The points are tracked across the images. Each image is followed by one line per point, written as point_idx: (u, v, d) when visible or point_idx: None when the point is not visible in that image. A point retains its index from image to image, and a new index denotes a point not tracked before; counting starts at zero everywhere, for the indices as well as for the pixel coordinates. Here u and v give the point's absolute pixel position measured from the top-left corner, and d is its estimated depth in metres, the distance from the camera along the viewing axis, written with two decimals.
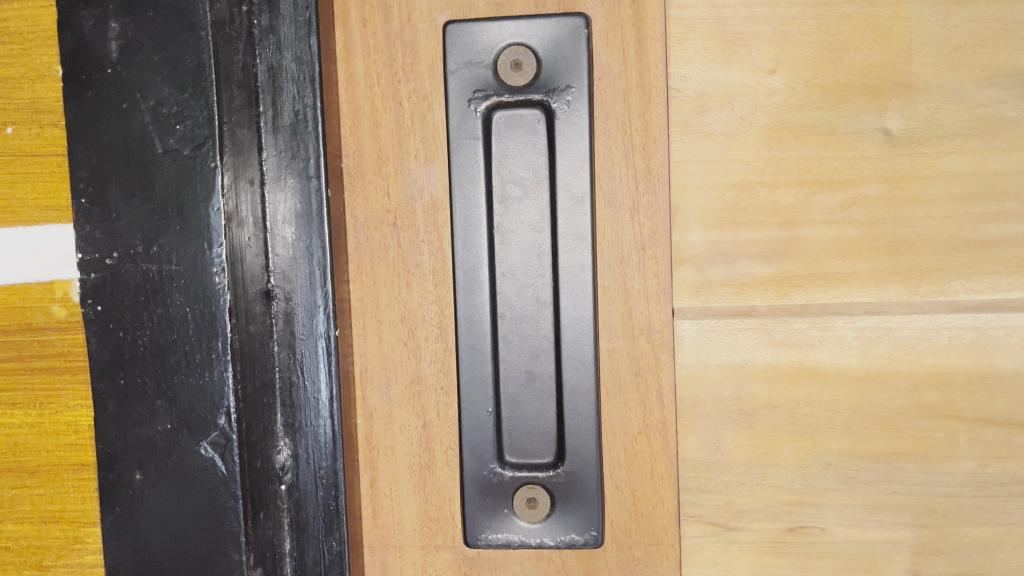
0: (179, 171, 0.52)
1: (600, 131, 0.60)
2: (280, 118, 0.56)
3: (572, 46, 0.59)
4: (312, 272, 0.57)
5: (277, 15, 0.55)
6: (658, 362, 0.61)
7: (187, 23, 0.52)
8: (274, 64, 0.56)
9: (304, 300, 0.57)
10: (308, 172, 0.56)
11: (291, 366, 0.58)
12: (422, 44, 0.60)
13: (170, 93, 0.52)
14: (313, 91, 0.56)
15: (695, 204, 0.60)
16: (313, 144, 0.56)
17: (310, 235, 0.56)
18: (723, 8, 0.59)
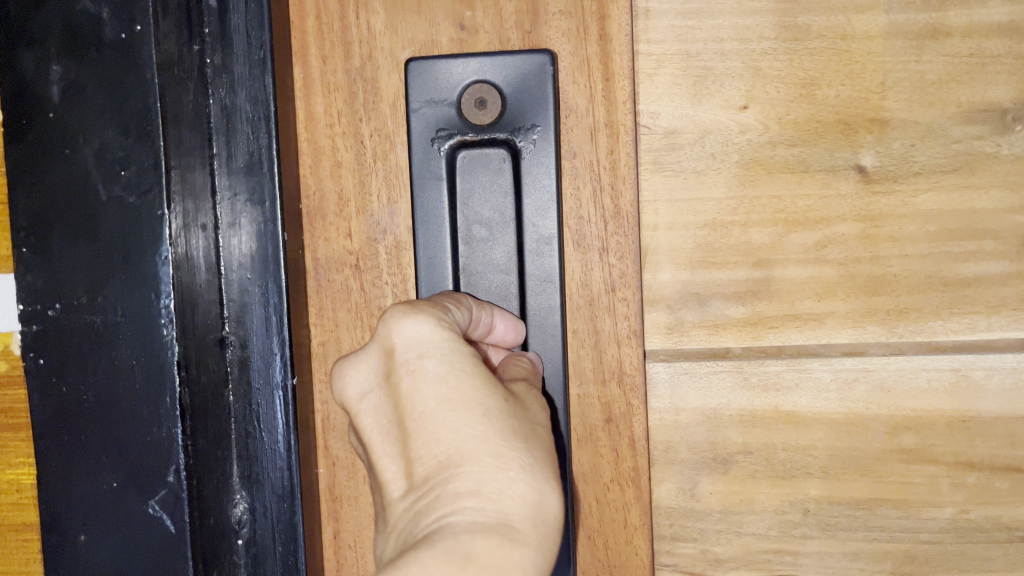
0: (125, 219, 0.50)
1: (569, 170, 0.58)
2: (235, 160, 0.55)
3: (537, 84, 0.57)
4: (269, 320, 0.55)
5: (231, 54, 0.54)
6: (631, 408, 0.58)
7: (131, 62, 0.50)
8: (227, 104, 0.55)
9: (262, 349, 0.55)
10: (264, 216, 0.54)
11: (248, 413, 0.56)
12: (383, 82, 0.58)
13: (114, 137, 0.50)
14: (267, 131, 0.54)
15: (666, 244, 0.59)
16: (269, 185, 0.54)
17: (267, 281, 0.55)
18: (693, 43, 0.58)
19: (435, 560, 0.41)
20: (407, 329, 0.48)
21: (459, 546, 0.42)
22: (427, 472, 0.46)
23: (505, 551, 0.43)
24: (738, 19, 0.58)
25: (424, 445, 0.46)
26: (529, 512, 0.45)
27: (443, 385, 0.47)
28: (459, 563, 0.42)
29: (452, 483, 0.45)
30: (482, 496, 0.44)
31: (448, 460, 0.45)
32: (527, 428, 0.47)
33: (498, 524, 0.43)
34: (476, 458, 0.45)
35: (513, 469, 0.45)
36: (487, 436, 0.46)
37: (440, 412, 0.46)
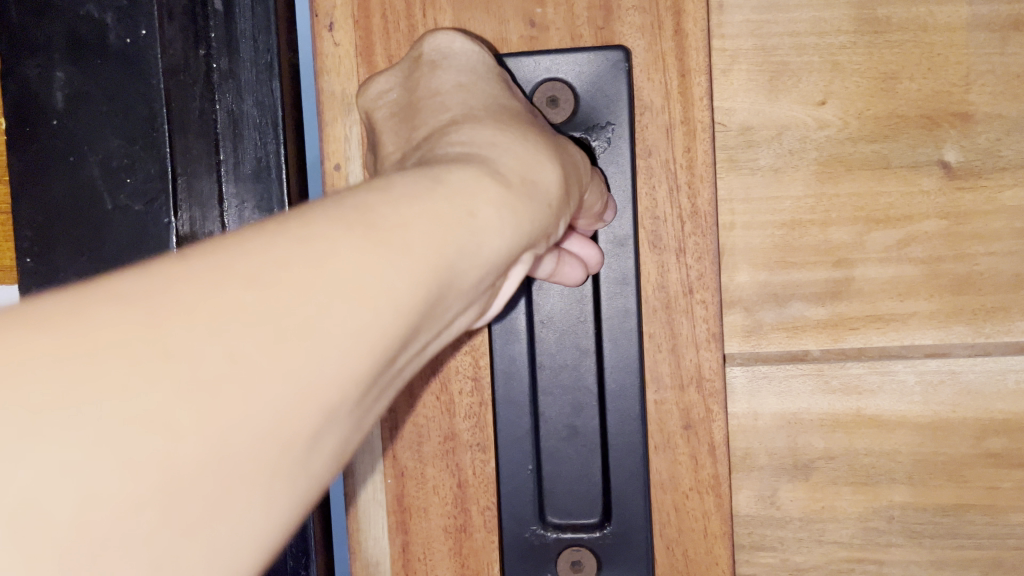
0: (130, 229, 0.54)
1: (643, 169, 0.56)
2: (242, 166, 0.58)
3: (611, 81, 0.56)
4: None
5: (238, 61, 0.58)
6: (710, 414, 0.56)
7: (138, 71, 0.53)
8: (233, 110, 0.58)
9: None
10: (272, 220, 0.58)
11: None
12: None
13: (118, 146, 0.54)
14: (274, 135, 0.58)
15: (743, 244, 0.57)
16: (278, 189, 0.58)
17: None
18: (769, 38, 0.57)
19: (398, 177, 0.34)
20: (439, 38, 0.52)
21: (433, 172, 0.35)
22: (427, 147, 0.43)
23: (483, 187, 0.36)
24: (816, 12, 0.56)
25: (435, 117, 0.46)
26: (517, 169, 0.39)
27: (461, 78, 0.49)
28: (425, 175, 0.34)
29: (450, 135, 0.42)
30: (473, 148, 0.40)
31: (452, 123, 0.44)
32: (545, 135, 0.46)
33: (483, 161, 0.38)
34: (477, 124, 0.43)
35: (508, 140, 0.42)
36: (496, 117, 0.44)
37: (456, 94, 0.47)
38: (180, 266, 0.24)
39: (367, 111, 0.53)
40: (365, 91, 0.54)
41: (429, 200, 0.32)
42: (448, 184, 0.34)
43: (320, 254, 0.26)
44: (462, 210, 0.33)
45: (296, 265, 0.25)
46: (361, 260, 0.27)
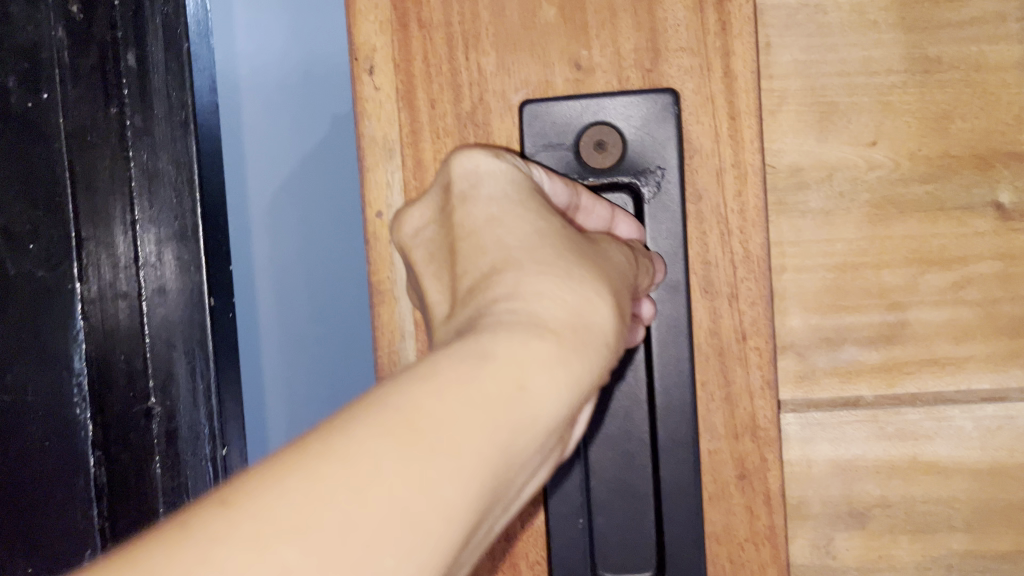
0: (39, 284, 0.79)
1: (694, 213, 0.55)
2: (160, 222, 0.83)
3: (659, 125, 0.55)
4: (189, 319, 0.84)
5: (152, 122, 0.82)
6: (765, 463, 0.55)
7: (43, 139, 0.79)
8: (150, 165, 0.83)
9: (188, 339, 0.85)
10: (190, 266, 0.84)
11: (163, 385, 0.85)
12: (496, 126, 0.56)
13: (23, 210, 0.78)
14: (189, 195, 0.83)
15: (795, 287, 0.56)
16: (195, 246, 0.83)
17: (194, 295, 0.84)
18: (817, 77, 0.56)
19: (442, 357, 0.32)
20: (463, 161, 0.48)
21: (475, 343, 0.34)
22: (471, 287, 0.41)
23: (529, 353, 0.34)
24: (865, 51, 0.55)
25: (471, 257, 0.43)
26: (568, 319, 0.37)
27: (493, 205, 0.45)
28: (474, 359, 0.32)
29: (493, 287, 0.39)
30: (518, 299, 0.37)
31: (492, 268, 0.41)
32: (590, 257, 0.43)
33: (533, 324, 0.36)
34: (518, 264, 0.40)
35: (558, 278, 0.39)
36: (536, 247, 0.41)
37: (488, 224, 0.43)
38: (181, 534, 0.24)
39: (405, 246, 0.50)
40: (401, 214, 0.51)
41: (473, 384, 0.31)
42: (495, 362, 0.33)
43: (352, 476, 0.26)
44: (512, 385, 0.32)
45: (334, 508, 0.25)
46: (401, 483, 0.27)
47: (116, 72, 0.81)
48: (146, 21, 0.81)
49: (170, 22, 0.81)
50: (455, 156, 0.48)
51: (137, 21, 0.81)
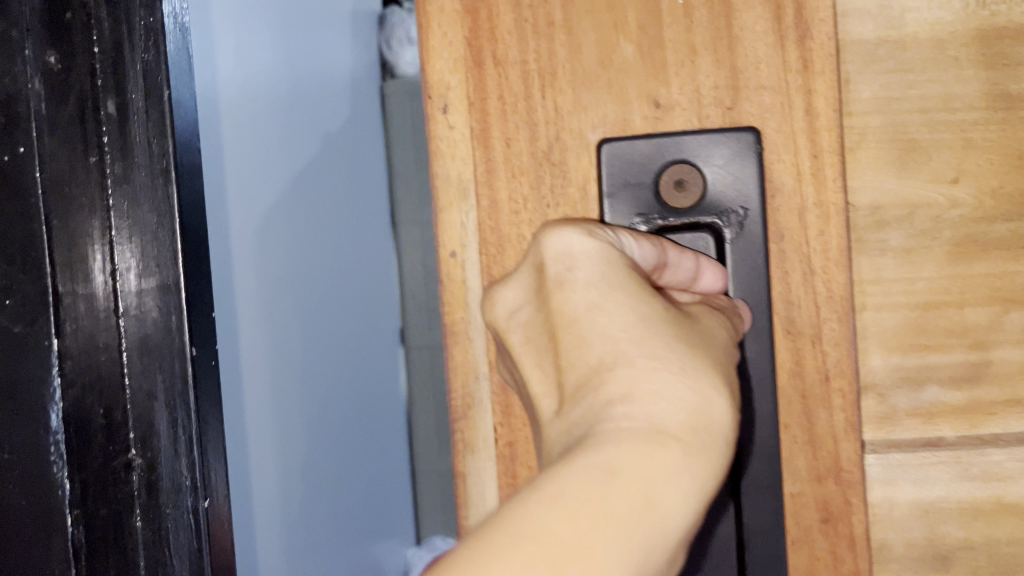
0: None
1: (775, 253, 0.54)
2: None
3: (740, 163, 0.54)
4: (166, 366, 0.77)
5: None
6: (849, 506, 0.54)
7: None
8: None
9: (169, 389, 0.78)
10: None
11: (144, 437, 0.79)
12: (573, 164, 0.55)
13: None
14: None
15: (876, 326, 0.56)
16: None
17: (172, 338, 0.77)
18: (898, 114, 0.55)
19: (574, 472, 0.38)
20: (557, 239, 0.49)
21: (601, 458, 0.39)
22: (580, 380, 0.46)
23: (653, 464, 0.39)
24: (946, 88, 0.55)
25: (578, 351, 0.47)
26: (686, 421, 0.42)
27: (592, 290, 0.47)
28: (603, 475, 0.38)
29: (608, 388, 0.44)
30: (634, 401, 0.43)
31: (601, 363, 0.45)
32: (694, 336, 0.47)
33: (652, 430, 0.41)
34: (630, 361, 0.45)
35: (669, 371, 0.44)
36: (643, 339, 0.45)
37: (590, 315, 0.47)
38: None
39: (498, 326, 0.52)
40: (492, 292, 0.52)
41: (604, 504, 0.36)
42: (623, 476, 0.38)
43: None
44: (640, 498, 0.37)
45: None
46: None
47: (95, 120, 0.75)
48: (125, 67, 0.75)
49: (149, 69, 0.75)
50: (545, 232, 0.51)
51: (115, 66, 0.75)
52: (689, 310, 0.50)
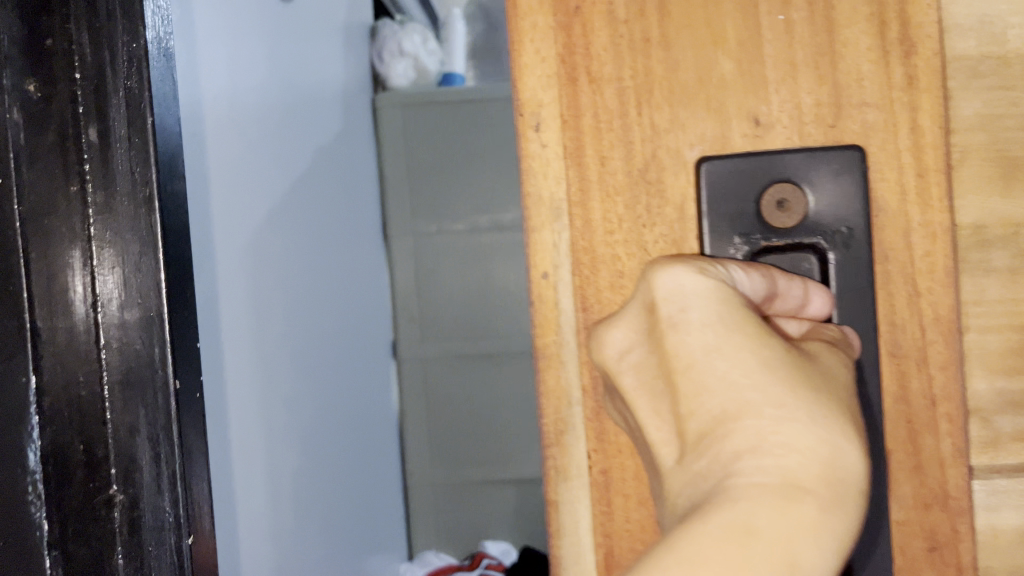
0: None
1: (881, 274, 0.53)
2: (122, 296, 0.84)
3: (845, 181, 0.53)
4: (151, 400, 0.85)
5: (115, 196, 0.83)
6: (957, 534, 0.53)
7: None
8: (113, 237, 0.83)
9: (152, 426, 0.85)
10: (149, 338, 0.84)
11: (126, 473, 0.86)
12: (670, 182, 0.54)
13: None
14: (153, 264, 0.83)
15: (978, 348, 0.54)
16: (156, 323, 0.84)
17: (154, 368, 0.85)
18: (1001, 129, 0.54)
19: (711, 537, 0.39)
20: (667, 279, 0.48)
21: (736, 516, 0.40)
22: (700, 430, 0.46)
23: (792, 523, 0.40)
24: None
25: (696, 395, 0.46)
26: (819, 472, 0.42)
27: (709, 332, 0.47)
28: (740, 537, 0.39)
29: (732, 438, 0.44)
30: (763, 454, 0.43)
31: (724, 412, 0.45)
32: (818, 377, 0.46)
33: (785, 485, 0.42)
34: (756, 411, 0.44)
35: (797, 420, 0.44)
36: (767, 385, 0.45)
37: (709, 359, 0.46)
38: None
39: (607, 368, 0.51)
40: (598, 333, 0.52)
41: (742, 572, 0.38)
42: (761, 537, 0.39)
43: None
44: (780, 562, 0.39)
45: None
46: None
47: (77, 147, 0.82)
48: (109, 95, 0.82)
49: (133, 97, 0.81)
50: (651, 271, 0.50)
51: (99, 93, 0.82)
52: (806, 347, 0.49)
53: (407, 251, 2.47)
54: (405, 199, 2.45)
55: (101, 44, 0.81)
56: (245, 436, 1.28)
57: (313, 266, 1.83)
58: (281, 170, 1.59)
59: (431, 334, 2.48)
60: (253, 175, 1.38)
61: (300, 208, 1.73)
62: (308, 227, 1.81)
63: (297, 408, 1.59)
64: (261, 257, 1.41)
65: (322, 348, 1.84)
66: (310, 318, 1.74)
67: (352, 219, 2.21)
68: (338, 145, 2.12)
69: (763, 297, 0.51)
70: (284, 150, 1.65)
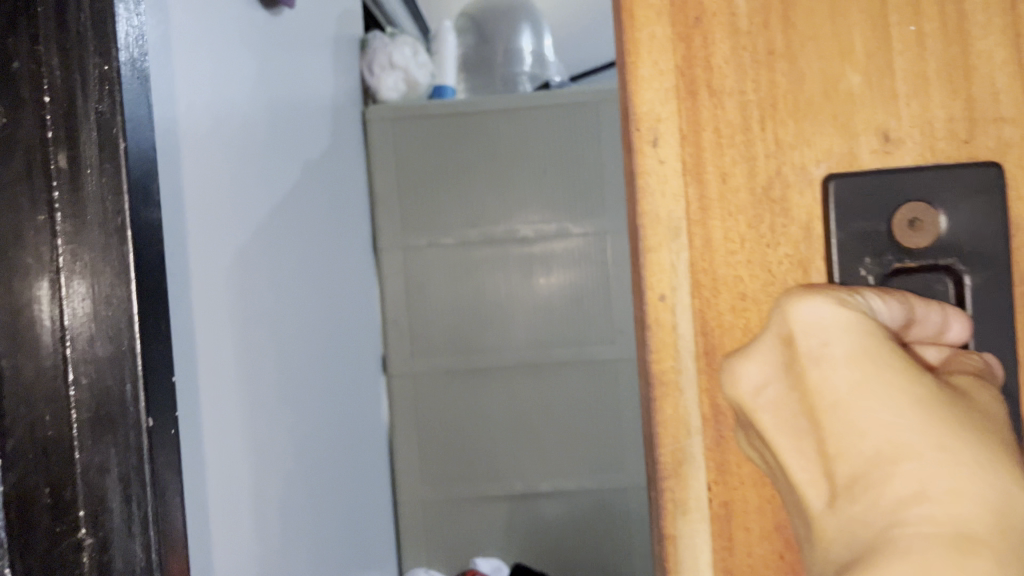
0: None
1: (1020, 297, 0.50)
2: (97, 331, 0.83)
3: (983, 200, 0.50)
4: (125, 439, 0.84)
5: (87, 223, 0.82)
6: None
7: None
8: (87, 266, 0.82)
9: (124, 464, 0.84)
10: (125, 372, 0.83)
11: (94, 516, 0.83)
12: (795, 201, 0.51)
13: None
14: (125, 293, 0.83)
15: None
16: (132, 358, 0.83)
17: (126, 408, 0.84)
18: None
19: None
20: (803, 311, 0.45)
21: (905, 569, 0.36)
22: (853, 473, 0.42)
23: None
24: None
25: (846, 438, 0.42)
26: (996, 519, 0.38)
27: (852, 369, 0.43)
28: None
29: (894, 483, 0.40)
30: (932, 500, 0.38)
31: (880, 455, 0.41)
32: (977, 416, 0.42)
33: (958, 534, 0.37)
34: (917, 452, 0.40)
35: (964, 464, 0.39)
36: (926, 426, 0.41)
37: (859, 398, 0.42)
38: None
39: (743, 405, 0.47)
40: (732, 366, 0.48)
41: None
42: None
43: None
44: None
45: None
46: None
47: (45, 170, 0.80)
48: (80, 118, 0.81)
49: (105, 121, 0.82)
50: (788, 301, 0.46)
51: (70, 115, 0.81)
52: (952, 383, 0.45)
53: (397, 266, 2.60)
54: (397, 215, 2.59)
55: (72, 65, 0.81)
56: (222, 450, 1.23)
57: (300, 286, 1.78)
58: (266, 193, 1.56)
59: (419, 347, 2.60)
60: (236, 194, 1.34)
61: (284, 230, 1.70)
62: (293, 243, 1.77)
63: (278, 425, 1.54)
64: (242, 276, 1.36)
65: (307, 367, 1.78)
66: (293, 337, 1.70)
67: (336, 231, 2.23)
68: (324, 159, 2.12)
69: (901, 325, 0.49)
70: (269, 171, 1.61)
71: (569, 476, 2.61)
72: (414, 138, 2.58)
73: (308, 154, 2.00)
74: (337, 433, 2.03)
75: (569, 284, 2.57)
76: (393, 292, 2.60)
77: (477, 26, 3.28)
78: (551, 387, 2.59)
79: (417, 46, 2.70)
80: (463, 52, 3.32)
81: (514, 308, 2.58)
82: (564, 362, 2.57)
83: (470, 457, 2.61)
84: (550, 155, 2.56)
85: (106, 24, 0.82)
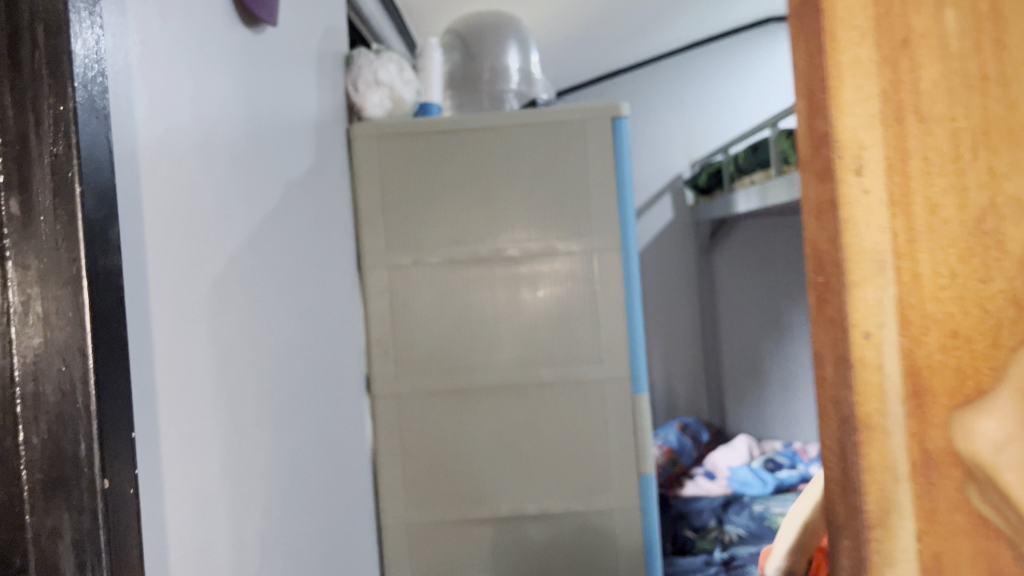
0: None
1: None
2: (48, 387, 0.81)
3: None
4: (76, 501, 0.81)
5: (40, 273, 0.80)
6: None
7: None
8: (39, 318, 0.80)
9: (76, 530, 0.82)
10: (77, 431, 0.81)
11: None
12: (1012, 236, 0.47)
13: None
14: (82, 354, 0.80)
15: None
16: (81, 415, 0.81)
17: (81, 467, 0.81)
18: None
19: None
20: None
21: None
22: None
23: None
24: None
25: None
26: None
27: None
28: None
29: None
30: None
31: None
32: None
33: None
34: None
35: None
36: None
37: None
38: None
39: (982, 462, 0.45)
40: (968, 423, 0.46)
41: None
42: None
43: None
44: None
45: None
46: None
47: None
48: (33, 163, 0.80)
49: (59, 163, 0.80)
50: None
51: (22, 161, 0.80)
52: None
53: (381, 286, 2.35)
54: (381, 231, 2.35)
55: (25, 106, 0.80)
56: (185, 485, 1.13)
57: (268, 316, 1.70)
58: (230, 226, 1.49)
59: (402, 368, 2.34)
60: (203, 223, 1.27)
61: (251, 260, 1.62)
62: (263, 271, 1.70)
63: (248, 457, 1.44)
64: (208, 307, 1.27)
65: (278, 397, 1.70)
66: (259, 367, 1.60)
67: (328, 250, 2.18)
68: (310, 175, 2.10)
69: None
70: (235, 204, 1.54)
71: (562, 499, 2.33)
72: (396, 153, 2.35)
73: (290, 171, 1.95)
74: (316, 459, 1.96)
75: (566, 296, 2.32)
76: (376, 313, 2.36)
77: (462, 43, 3.29)
78: (546, 408, 2.32)
79: (404, 62, 2.66)
80: (450, 68, 3.27)
81: (504, 324, 2.33)
82: (561, 381, 2.31)
83: (462, 491, 2.34)
84: (546, 155, 2.31)
85: (61, 62, 0.79)
